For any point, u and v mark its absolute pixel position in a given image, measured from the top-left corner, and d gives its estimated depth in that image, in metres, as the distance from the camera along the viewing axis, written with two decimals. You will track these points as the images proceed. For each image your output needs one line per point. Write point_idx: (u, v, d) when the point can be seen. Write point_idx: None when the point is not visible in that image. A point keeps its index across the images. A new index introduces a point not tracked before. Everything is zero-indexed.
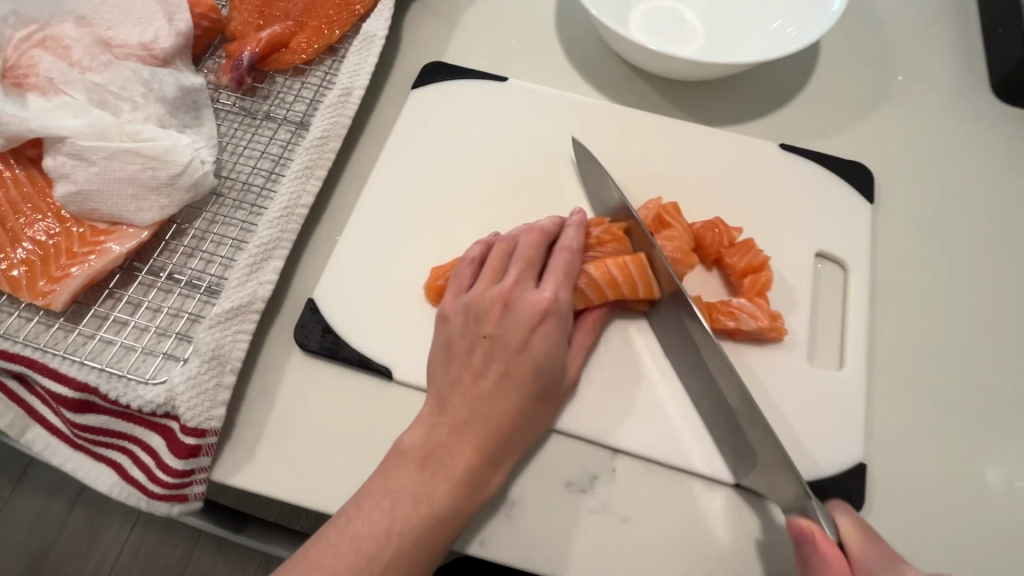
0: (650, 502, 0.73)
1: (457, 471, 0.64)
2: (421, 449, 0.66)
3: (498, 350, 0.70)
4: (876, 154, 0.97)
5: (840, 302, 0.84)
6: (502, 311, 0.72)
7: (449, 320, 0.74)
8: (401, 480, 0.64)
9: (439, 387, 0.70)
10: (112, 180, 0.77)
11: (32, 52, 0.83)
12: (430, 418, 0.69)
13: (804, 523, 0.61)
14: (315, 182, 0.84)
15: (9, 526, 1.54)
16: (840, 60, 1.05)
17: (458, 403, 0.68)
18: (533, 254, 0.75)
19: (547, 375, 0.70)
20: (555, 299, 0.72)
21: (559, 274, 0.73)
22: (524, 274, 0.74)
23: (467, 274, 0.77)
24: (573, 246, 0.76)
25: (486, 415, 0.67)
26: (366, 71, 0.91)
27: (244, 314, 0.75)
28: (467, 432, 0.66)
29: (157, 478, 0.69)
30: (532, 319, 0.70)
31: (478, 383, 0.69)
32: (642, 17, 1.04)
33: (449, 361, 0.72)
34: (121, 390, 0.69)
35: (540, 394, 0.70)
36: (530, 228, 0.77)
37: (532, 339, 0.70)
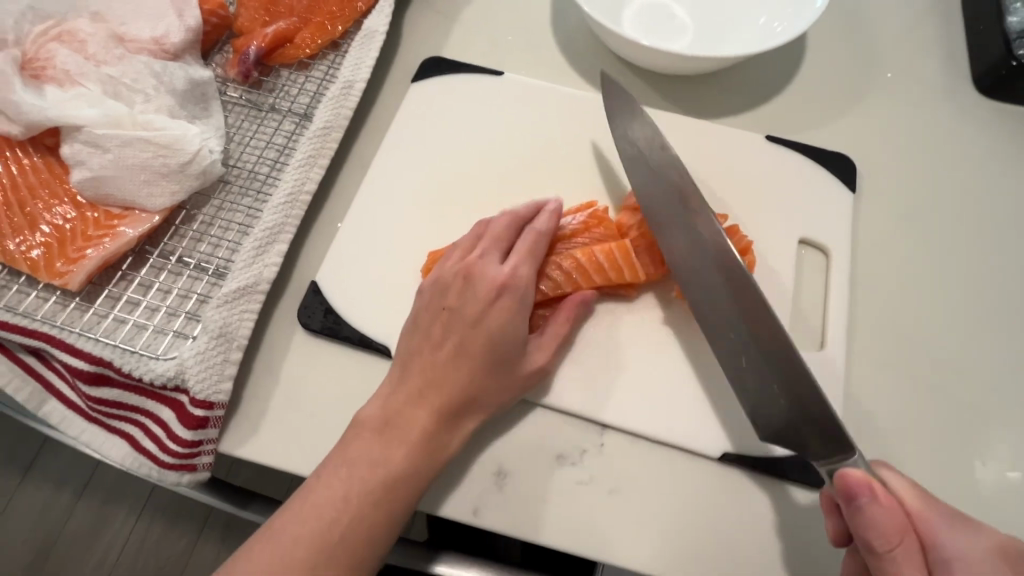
0: (637, 475, 0.76)
1: (414, 437, 0.67)
2: (380, 418, 0.69)
3: (455, 322, 0.72)
4: (861, 146, 1.00)
5: (823, 287, 0.87)
6: (463, 284, 0.74)
7: (421, 293, 0.77)
8: (362, 449, 0.67)
9: (402, 359, 0.73)
10: (126, 166, 0.81)
11: (49, 46, 0.87)
12: (390, 388, 0.71)
13: (862, 476, 0.55)
14: (319, 170, 0.88)
15: (16, 517, 1.58)
16: (828, 55, 1.08)
17: (417, 373, 0.70)
18: (503, 234, 0.78)
19: (499, 351, 0.71)
20: (513, 276, 0.74)
21: (524, 253, 0.76)
22: (491, 251, 0.77)
23: (446, 252, 0.80)
24: (541, 229, 0.78)
25: (440, 386, 0.69)
26: (367, 65, 0.95)
27: (251, 294, 0.79)
28: (422, 403, 0.69)
29: (168, 448, 0.73)
30: (490, 293, 0.72)
31: (435, 353, 0.71)
32: (634, 14, 1.07)
33: (414, 332, 0.74)
34: (134, 364, 0.73)
35: (489, 369, 0.71)
36: (503, 210, 0.80)
37: (486, 314, 0.72)
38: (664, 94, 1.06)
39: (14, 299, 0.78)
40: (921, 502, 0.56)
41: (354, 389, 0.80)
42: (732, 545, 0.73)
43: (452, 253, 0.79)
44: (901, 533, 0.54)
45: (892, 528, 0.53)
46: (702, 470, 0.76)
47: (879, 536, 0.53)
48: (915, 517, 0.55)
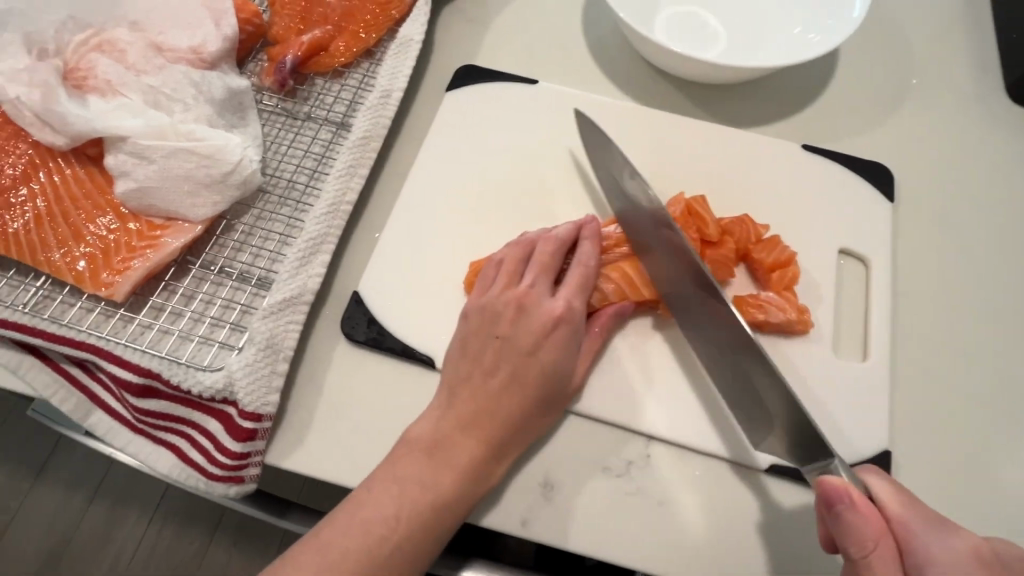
0: (683, 486, 0.76)
1: (463, 460, 0.68)
2: (430, 439, 0.69)
3: (509, 351, 0.72)
4: (896, 155, 1.00)
5: (863, 297, 0.87)
6: (516, 314, 0.74)
7: (466, 317, 0.77)
8: (410, 467, 0.67)
9: (449, 383, 0.73)
10: (170, 177, 0.81)
11: (91, 55, 0.87)
12: (440, 410, 0.72)
13: (840, 483, 0.55)
14: (359, 180, 0.88)
15: (28, 520, 1.57)
16: (860, 63, 1.08)
17: (466, 399, 0.71)
18: (549, 261, 0.78)
19: (554, 382, 0.73)
20: (568, 309, 0.75)
21: (575, 285, 0.77)
22: (540, 280, 0.77)
23: (490, 275, 0.79)
24: (589, 260, 0.78)
25: (494, 416, 0.70)
26: (404, 74, 0.96)
27: (295, 305, 0.79)
28: (474, 429, 0.69)
29: (216, 460, 0.73)
30: (545, 325, 0.73)
31: (488, 382, 0.71)
32: (667, 22, 1.07)
33: (462, 358, 0.74)
34: (182, 376, 0.73)
35: (544, 401, 0.72)
36: (547, 236, 0.80)
37: (541, 345, 0.73)
38: (698, 102, 1.06)
39: (60, 309, 0.79)
40: (904, 508, 0.55)
41: (399, 399, 0.80)
42: (780, 556, 0.73)
43: (497, 279, 0.78)
44: (876, 539, 0.54)
45: (868, 535, 0.54)
46: (748, 481, 0.76)
47: (854, 542, 0.54)
48: (894, 523, 0.55)
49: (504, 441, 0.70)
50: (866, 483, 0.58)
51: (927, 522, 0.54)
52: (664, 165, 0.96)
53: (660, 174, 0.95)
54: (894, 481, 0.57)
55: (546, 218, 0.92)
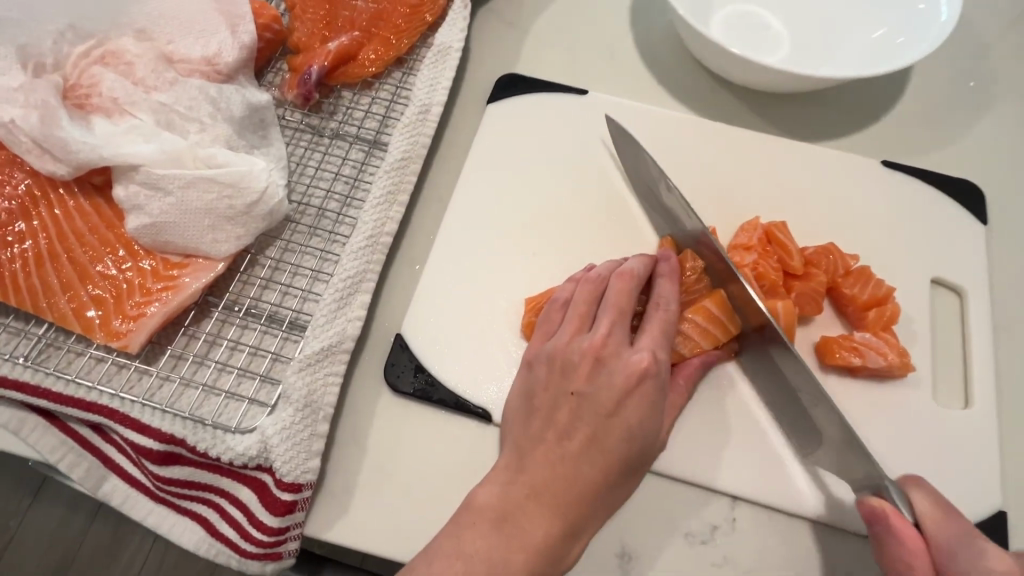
0: (775, 555, 0.68)
1: (537, 538, 0.58)
2: (498, 507, 0.60)
3: (587, 411, 0.64)
4: (982, 172, 0.92)
5: (958, 333, 0.79)
6: (593, 367, 0.66)
7: (531, 367, 0.69)
8: (475, 539, 0.58)
9: (517, 445, 0.64)
10: (189, 210, 0.72)
11: (93, 70, 0.77)
12: (507, 474, 0.62)
13: (874, 507, 0.59)
14: (398, 209, 0.79)
15: (25, 543, 1.47)
16: (937, 69, 0.99)
17: (538, 465, 0.61)
18: (625, 303, 0.69)
19: (638, 447, 0.63)
20: (654, 361, 0.65)
21: (657, 332, 0.67)
22: (617, 326, 0.68)
23: (556, 318, 0.72)
24: (670, 302, 0.69)
25: (573, 487, 0.60)
26: (444, 86, 0.86)
27: (335, 354, 0.70)
28: (547, 497, 0.60)
29: (250, 535, 0.64)
30: (627, 382, 0.64)
31: (565, 446, 0.62)
32: (729, 23, 0.97)
33: (531, 416, 0.66)
34: (209, 442, 0.64)
35: (627, 469, 0.63)
36: (620, 271, 0.71)
37: (624, 404, 0.63)
38: (763, 113, 0.96)
39: (66, 361, 0.70)
40: (943, 526, 0.56)
41: (452, 457, 0.71)
42: None
43: (566, 323, 0.70)
44: (918, 558, 0.56)
45: (901, 558, 0.57)
46: (846, 547, 0.68)
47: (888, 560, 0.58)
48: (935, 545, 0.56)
49: (580, 513, 0.60)
50: (909, 496, 0.60)
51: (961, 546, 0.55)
52: (730, 183, 0.87)
53: (727, 194, 0.86)
54: (938, 497, 0.59)
55: (604, 246, 0.83)
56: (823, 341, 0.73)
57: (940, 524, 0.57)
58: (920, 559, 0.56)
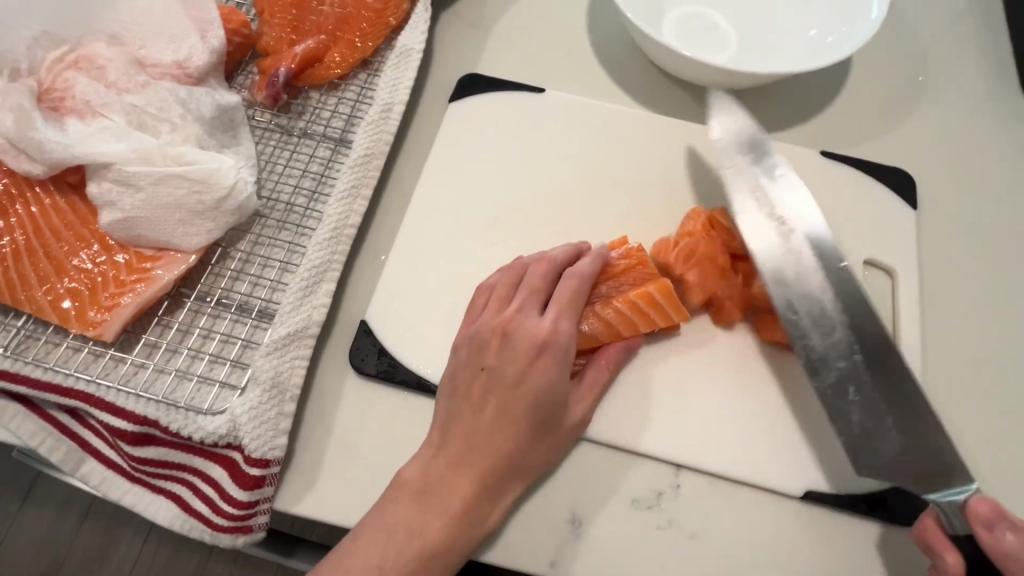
0: (718, 517, 0.73)
1: (455, 506, 0.62)
2: (420, 481, 0.64)
3: (496, 383, 0.67)
4: (917, 160, 0.98)
5: (890, 309, 0.85)
6: (501, 341, 0.69)
7: (456, 350, 0.72)
8: (399, 513, 0.62)
9: (438, 422, 0.68)
10: (161, 206, 0.75)
11: (67, 74, 0.81)
12: (430, 450, 0.66)
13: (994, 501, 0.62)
14: (362, 202, 0.83)
15: (17, 544, 1.49)
16: (876, 64, 1.05)
17: (455, 436, 0.65)
18: (542, 281, 0.73)
19: (547, 411, 0.67)
20: (555, 331, 0.69)
21: (565, 302, 0.71)
22: (529, 302, 0.72)
23: (479, 303, 0.75)
24: (586, 271, 0.74)
25: (485, 451, 0.64)
26: (405, 86, 0.91)
27: (301, 338, 0.74)
28: (465, 467, 0.64)
29: (222, 510, 0.68)
30: (530, 351, 0.68)
31: (477, 416, 0.66)
32: (678, 24, 1.02)
33: (451, 394, 0.69)
34: (181, 422, 0.68)
35: (538, 432, 0.67)
36: (540, 257, 0.75)
37: (529, 372, 0.67)
38: (712, 108, 1.01)
39: (45, 351, 0.73)
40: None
41: (415, 434, 0.76)
42: None
43: (488, 305, 0.74)
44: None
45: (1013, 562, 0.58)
46: (784, 509, 0.73)
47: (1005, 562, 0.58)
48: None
49: (495, 477, 0.65)
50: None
51: None
52: (679, 174, 0.92)
53: (677, 184, 0.92)
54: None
55: (561, 235, 0.88)
56: (761, 319, 0.79)
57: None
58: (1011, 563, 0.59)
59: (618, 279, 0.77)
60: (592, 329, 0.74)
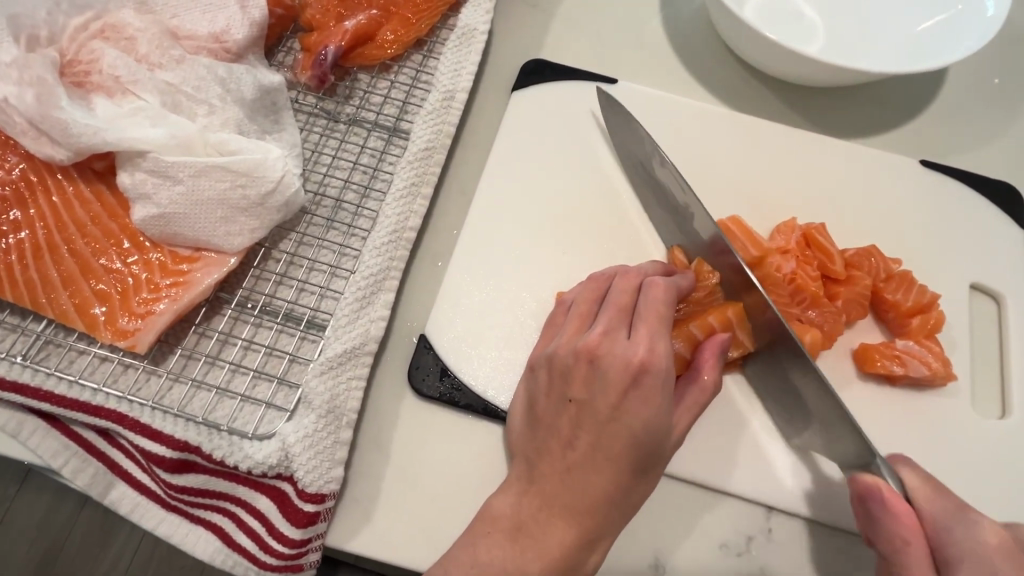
0: (814, 566, 0.66)
1: (554, 549, 0.54)
2: (512, 518, 0.56)
3: (586, 417, 0.58)
4: (1018, 172, 0.90)
5: (996, 339, 0.78)
6: (589, 370, 0.59)
7: (534, 371, 0.65)
8: (491, 550, 0.55)
9: (527, 453, 0.61)
10: (200, 201, 0.67)
11: (93, 44, 0.71)
12: (520, 484, 0.59)
13: (873, 485, 0.57)
14: (422, 202, 0.75)
15: (11, 529, 1.41)
16: (973, 66, 0.96)
17: (546, 474, 0.57)
18: (627, 299, 0.63)
19: (648, 446, 0.56)
20: (652, 354, 0.57)
21: (654, 321, 0.60)
22: (615, 323, 0.62)
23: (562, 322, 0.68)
24: (672, 284, 0.64)
25: (580, 492, 0.55)
26: (468, 71, 0.82)
27: (357, 357, 0.66)
28: (558, 508, 0.55)
29: (271, 547, 0.60)
30: (625, 379, 0.57)
31: (567, 453, 0.57)
32: (765, 10, 0.92)
33: (536, 425, 0.62)
34: (227, 450, 0.60)
35: (640, 469, 0.56)
36: (625, 271, 0.67)
37: (625, 403, 0.56)
38: (795, 107, 0.92)
39: (68, 360, 0.65)
40: (931, 498, 0.56)
41: (480, 464, 0.68)
42: None
43: (568, 326, 0.66)
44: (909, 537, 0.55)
45: (897, 534, 0.56)
46: None
47: (882, 538, 0.57)
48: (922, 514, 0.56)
49: (597, 516, 0.55)
50: (897, 474, 0.58)
51: (957, 519, 0.54)
52: (766, 181, 0.84)
53: (760, 193, 0.83)
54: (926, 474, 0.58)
55: (634, 244, 0.79)
56: (864, 347, 0.71)
57: (932, 499, 0.55)
58: (914, 537, 0.55)
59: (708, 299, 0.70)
60: (680, 345, 0.66)
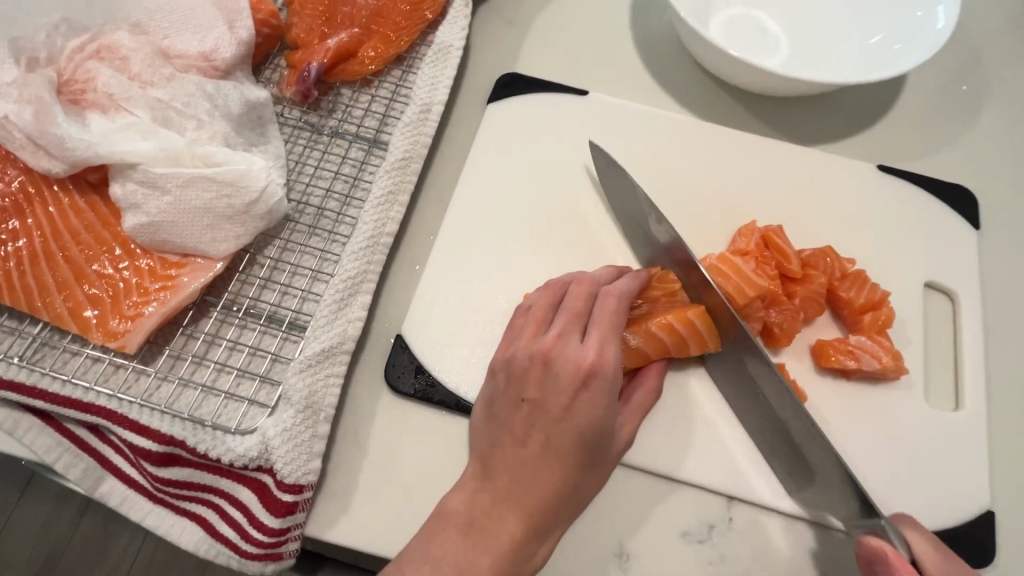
0: (773, 553, 0.69)
1: (504, 544, 0.57)
2: (466, 514, 0.59)
3: (538, 416, 0.61)
4: (974, 175, 0.93)
5: (950, 335, 0.81)
6: (542, 372, 0.63)
7: (493, 374, 0.67)
8: (445, 546, 0.57)
9: (481, 451, 0.64)
10: (187, 210, 0.71)
11: (88, 64, 0.76)
12: (475, 481, 0.62)
13: (877, 543, 0.58)
14: (399, 209, 0.79)
15: (13, 537, 1.44)
16: (932, 75, 1.01)
17: (500, 470, 0.61)
18: (582, 306, 0.67)
19: (595, 444, 0.61)
20: (601, 360, 0.62)
21: (606, 327, 0.64)
22: (569, 328, 0.65)
23: (520, 327, 0.71)
24: (625, 290, 0.68)
25: (530, 487, 0.59)
26: (444, 85, 0.87)
27: (335, 355, 0.70)
28: (512, 503, 0.59)
29: (252, 536, 0.63)
30: (575, 382, 0.61)
31: (521, 450, 0.61)
32: (728, 24, 0.97)
33: (492, 424, 0.64)
34: (209, 443, 0.64)
35: (587, 465, 0.61)
36: (580, 278, 0.70)
37: (574, 406, 0.61)
38: (760, 116, 0.96)
39: (62, 361, 0.69)
40: (937, 560, 0.57)
41: (453, 458, 0.72)
42: None
43: (526, 329, 0.69)
44: None
45: None
46: (841, 547, 0.69)
47: None
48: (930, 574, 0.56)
49: (544, 513, 0.59)
50: (904, 536, 0.59)
51: None
52: (731, 187, 0.88)
53: (724, 198, 0.87)
54: (931, 539, 0.60)
55: (605, 247, 0.83)
56: (819, 343, 0.74)
57: (938, 561, 0.57)
58: None
59: (670, 299, 0.72)
60: (639, 342, 0.69)
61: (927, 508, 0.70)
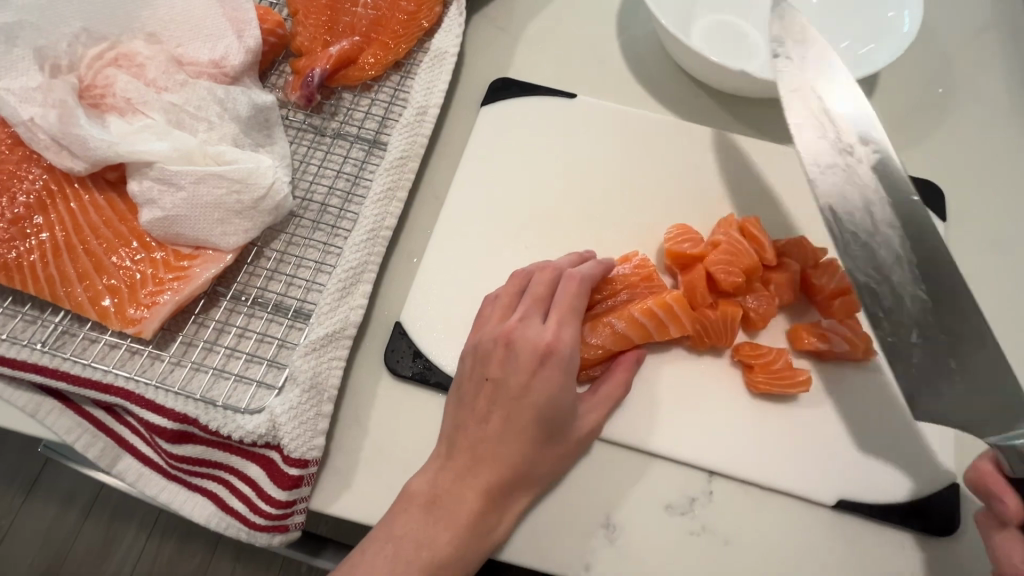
0: (751, 524, 0.73)
1: (462, 519, 0.62)
2: (430, 492, 0.64)
3: (500, 394, 0.67)
4: (944, 172, 0.98)
5: None
6: (505, 352, 0.68)
7: (461, 359, 0.72)
8: (407, 522, 0.62)
9: (446, 430, 0.68)
10: (199, 205, 0.76)
11: (107, 71, 0.82)
12: (439, 460, 0.66)
13: None
14: (398, 204, 0.84)
15: (20, 537, 1.47)
16: (903, 77, 1.06)
17: (463, 445, 0.66)
18: (544, 291, 0.73)
19: (552, 419, 0.66)
20: (557, 340, 0.69)
21: (565, 310, 0.71)
22: (531, 311, 0.71)
23: (482, 315, 0.75)
24: (586, 275, 0.74)
25: (491, 460, 0.64)
26: (439, 89, 0.92)
27: (338, 339, 0.75)
28: (473, 478, 0.64)
29: (259, 508, 0.67)
30: (534, 360, 0.67)
31: (483, 426, 0.66)
32: (707, 30, 1.02)
33: (457, 405, 0.69)
34: (221, 421, 0.68)
35: (543, 439, 0.66)
36: (543, 266, 0.75)
37: (533, 382, 0.66)
38: (739, 117, 1.02)
39: (81, 347, 0.74)
40: None
41: None
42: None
43: (490, 316, 0.74)
44: None
45: None
46: (814, 518, 0.74)
47: None
48: None
49: (512, 480, 0.65)
50: None
51: None
52: (713, 182, 0.93)
53: (706, 193, 0.92)
54: None
55: (594, 239, 0.88)
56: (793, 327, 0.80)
57: None
58: None
59: (651, 284, 0.77)
60: (623, 327, 0.74)
61: (896, 480, 0.75)
